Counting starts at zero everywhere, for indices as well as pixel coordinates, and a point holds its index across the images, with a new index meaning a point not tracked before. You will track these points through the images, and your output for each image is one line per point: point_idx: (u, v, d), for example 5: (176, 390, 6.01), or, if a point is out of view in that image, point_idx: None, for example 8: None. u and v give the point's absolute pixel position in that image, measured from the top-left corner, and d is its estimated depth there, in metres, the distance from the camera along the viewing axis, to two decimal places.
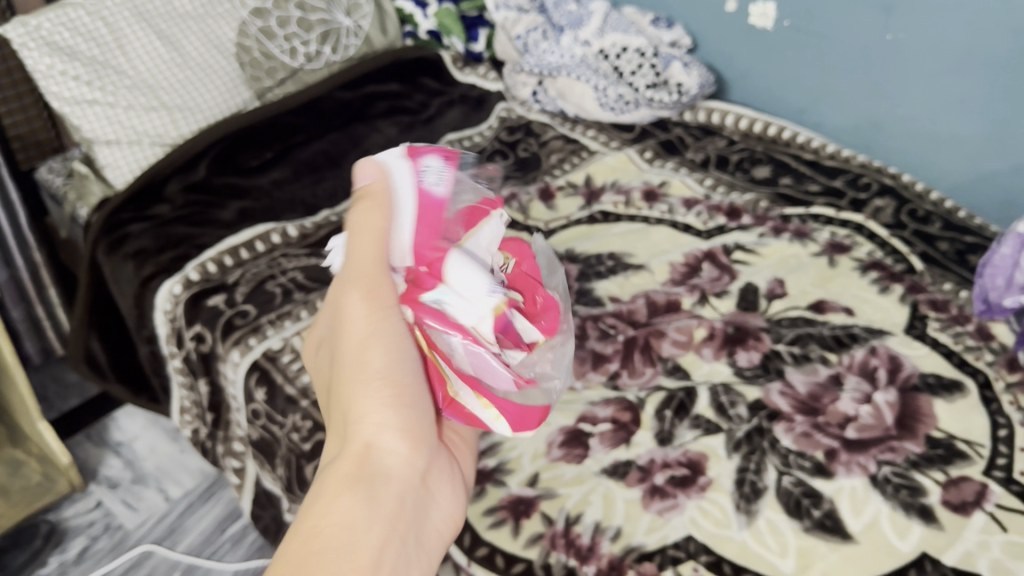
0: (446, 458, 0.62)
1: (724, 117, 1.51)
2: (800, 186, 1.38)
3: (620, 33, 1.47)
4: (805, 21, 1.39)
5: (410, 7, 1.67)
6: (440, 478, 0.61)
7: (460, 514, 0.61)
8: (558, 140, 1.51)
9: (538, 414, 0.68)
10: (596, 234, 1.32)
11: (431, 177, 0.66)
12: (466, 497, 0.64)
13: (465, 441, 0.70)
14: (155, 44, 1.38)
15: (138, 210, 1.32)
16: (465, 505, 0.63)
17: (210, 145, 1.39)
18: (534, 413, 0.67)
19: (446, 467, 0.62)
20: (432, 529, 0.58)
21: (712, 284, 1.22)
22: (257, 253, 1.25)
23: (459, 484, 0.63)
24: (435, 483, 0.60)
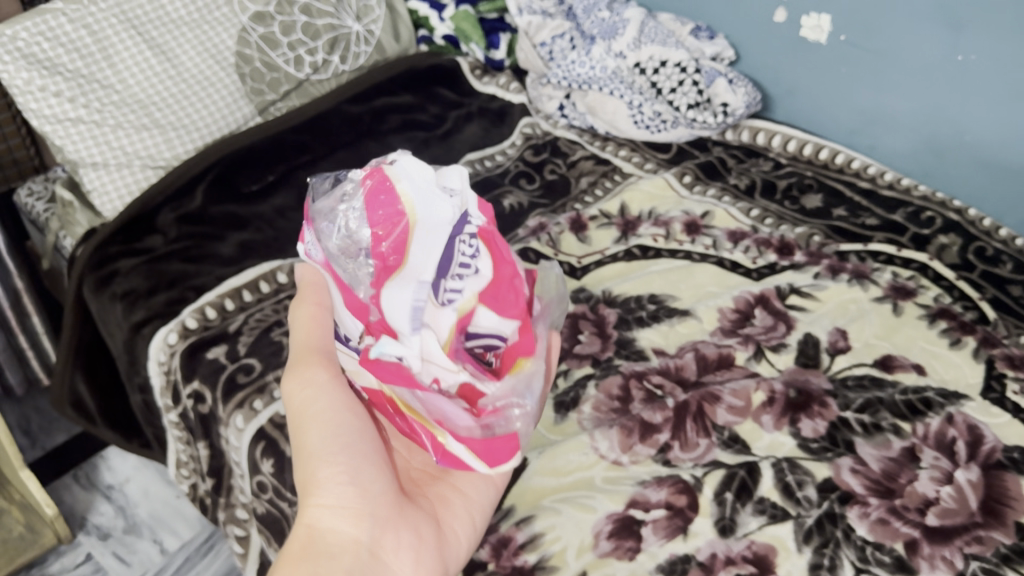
0: (404, 527, 0.75)
1: (771, 137, 1.39)
2: (856, 219, 1.26)
3: (659, 46, 1.33)
4: (861, 36, 1.26)
5: (425, 9, 1.53)
6: (390, 547, 0.74)
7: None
8: (588, 161, 1.38)
9: (504, 446, 0.78)
10: (636, 272, 1.20)
11: (336, 233, 0.80)
12: (430, 562, 0.76)
13: (465, 499, 0.83)
14: (144, 52, 1.24)
15: (127, 242, 1.19)
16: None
17: (206, 169, 1.26)
18: (498, 446, 0.78)
19: (403, 535, 0.75)
20: None
21: (766, 335, 1.10)
22: (262, 295, 1.13)
23: (424, 546, 0.76)
24: (386, 553, 0.73)
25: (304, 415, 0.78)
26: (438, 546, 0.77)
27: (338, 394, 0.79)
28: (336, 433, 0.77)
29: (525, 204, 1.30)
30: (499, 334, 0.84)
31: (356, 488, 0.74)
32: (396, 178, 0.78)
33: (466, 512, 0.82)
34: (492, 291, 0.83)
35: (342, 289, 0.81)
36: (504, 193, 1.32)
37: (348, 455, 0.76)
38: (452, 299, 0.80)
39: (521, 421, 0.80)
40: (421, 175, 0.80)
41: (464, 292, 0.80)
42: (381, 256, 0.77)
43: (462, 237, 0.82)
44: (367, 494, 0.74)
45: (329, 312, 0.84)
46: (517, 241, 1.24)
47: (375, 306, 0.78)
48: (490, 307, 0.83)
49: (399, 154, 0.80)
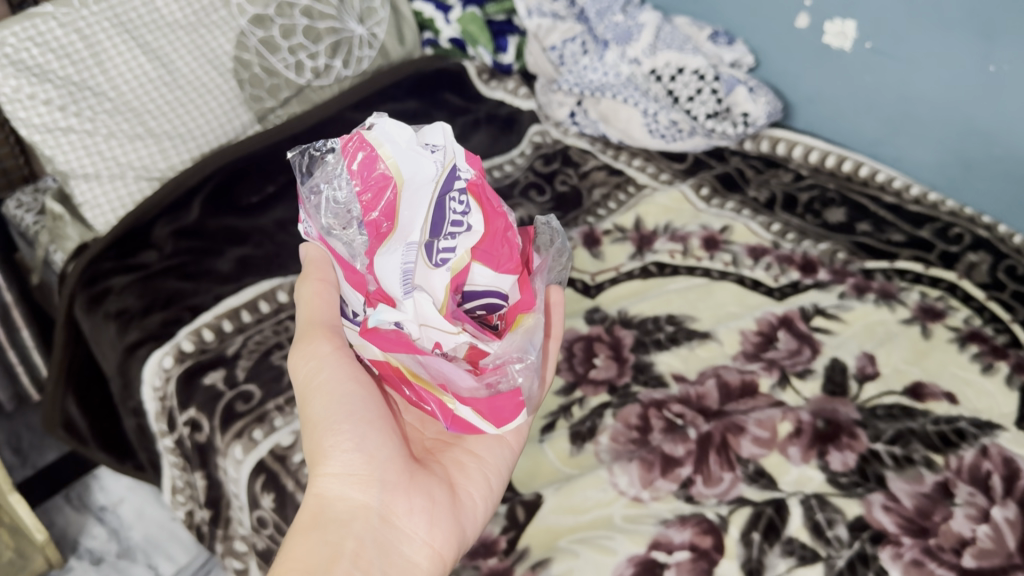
0: (416, 492, 0.72)
1: (792, 148, 1.34)
2: (881, 234, 1.21)
3: (675, 52, 1.29)
4: (888, 43, 1.21)
5: (431, 10, 1.46)
6: (403, 512, 0.71)
7: (443, 546, 0.72)
8: (600, 171, 1.33)
9: (510, 403, 0.72)
10: (652, 291, 1.15)
11: (326, 214, 0.76)
12: (445, 525, 0.72)
13: (480, 460, 0.79)
14: (138, 58, 1.18)
15: (121, 258, 1.14)
16: (451, 538, 0.72)
17: (204, 180, 1.21)
18: (503, 403, 0.72)
19: (415, 500, 0.72)
20: (396, 555, 0.69)
21: (791, 360, 1.05)
22: (261, 315, 1.08)
23: (438, 510, 0.73)
24: (398, 518, 0.71)
25: (308, 385, 0.74)
26: (453, 508, 0.74)
27: (342, 365, 0.73)
28: (341, 400, 0.72)
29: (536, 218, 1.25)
30: (498, 290, 0.79)
31: (362, 455, 0.71)
32: (378, 146, 0.72)
33: (482, 475, 0.78)
34: (485, 245, 0.77)
35: (341, 267, 0.77)
36: (515, 205, 1.26)
37: (353, 422, 0.72)
38: (444, 259, 0.75)
39: (523, 376, 0.74)
40: (401, 135, 0.74)
41: (457, 251, 0.76)
42: (372, 223, 0.73)
43: (451, 194, 0.75)
44: (375, 459, 0.71)
45: (335, 289, 0.78)
46: None
47: (371, 275, 0.75)
48: (484, 263, 0.77)
49: (378, 115, 0.73)
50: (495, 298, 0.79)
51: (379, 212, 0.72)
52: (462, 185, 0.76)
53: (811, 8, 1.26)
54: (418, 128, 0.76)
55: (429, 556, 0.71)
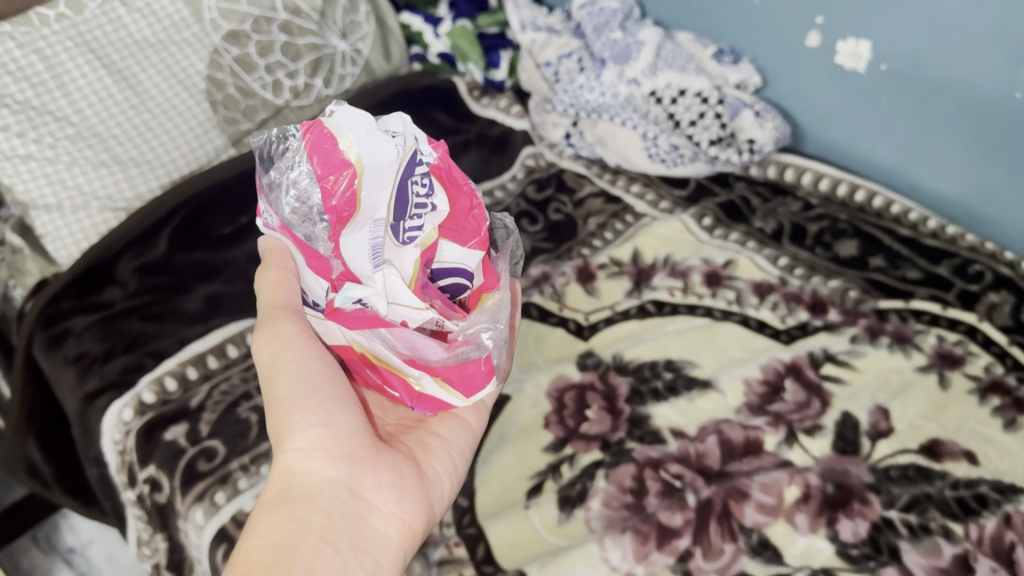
0: (383, 467, 0.72)
1: (801, 174, 1.26)
2: (895, 271, 1.14)
3: (677, 73, 1.21)
4: (906, 66, 1.13)
5: (418, 23, 1.40)
6: (370, 486, 0.71)
7: (411, 518, 0.73)
8: (597, 198, 1.25)
9: (479, 372, 0.76)
10: (650, 333, 1.07)
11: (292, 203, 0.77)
12: (413, 498, 0.73)
13: (443, 440, 0.80)
14: (103, 78, 1.11)
15: (82, 296, 1.06)
16: (419, 511, 0.73)
17: (173, 210, 1.13)
18: (472, 373, 0.76)
19: (382, 474, 0.72)
20: (366, 528, 0.70)
21: (798, 415, 0.98)
22: (229, 361, 1.01)
23: (404, 484, 0.73)
24: (365, 492, 0.71)
25: (274, 365, 0.74)
26: (420, 482, 0.75)
27: (308, 346, 0.74)
28: (307, 376, 0.73)
29: (527, 250, 1.17)
30: (465, 268, 0.81)
31: (328, 430, 0.70)
32: (338, 134, 0.73)
33: (447, 454, 0.79)
34: (451, 224, 0.80)
35: (307, 252, 0.78)
36: None
37: (320, 398, 0.72)
38: (411, 237, 0.76)
39: (492, 344, 0.78)
40: (362, 122, 0.74)
41: (425, 228, 0.76)
42: (334, 208, 0.73)
43: (414, 178, 0.77)
44: (341, 434, 0.71)
45: (296, 276, 0.81)
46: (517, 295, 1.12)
47: (337, 258, 0.75)
48: (452, 240, 0.80)
49: (340, 105, 0.74)
50: (461, 278, 0.82)
51: (339, 197, 0.73)
52: (425, 170, 0.78)
53: (823, 27, 1.18)
54: (379, 117, 0.77)
55: (397, 528, 0.72)
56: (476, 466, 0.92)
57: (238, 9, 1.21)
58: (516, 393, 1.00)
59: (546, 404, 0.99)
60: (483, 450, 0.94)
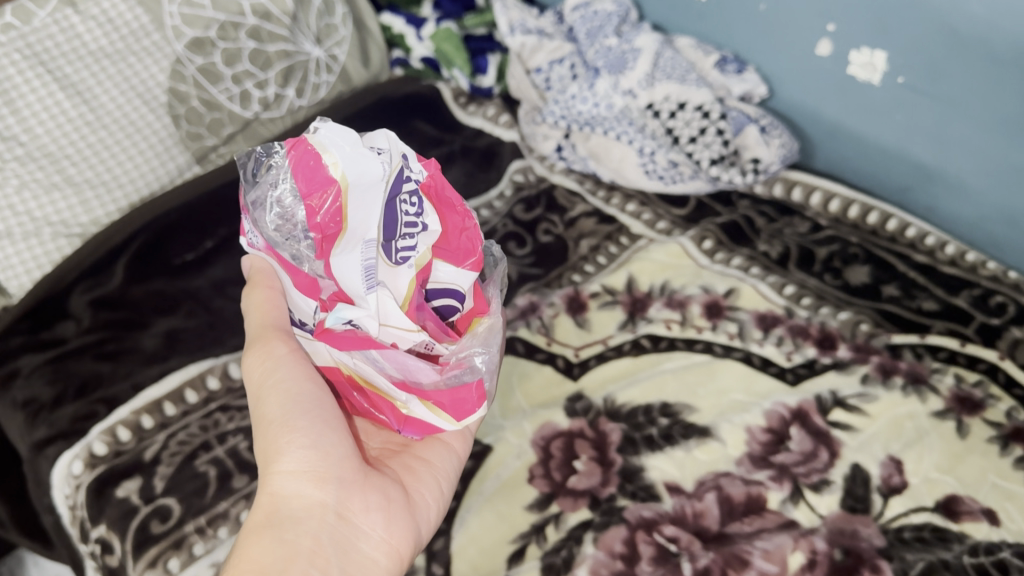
0: (372, 490, 0.70)
1: (810, 193, 1.17)
2: (910, 301, 1.06)
3: (676, 84, 1.12)
4: (926, 80, 1.04)
5: (400, 25, 1.32)
6: (359, 509, 0.69)
7: (399, 542, 0.71)
8: (589, 218, 1.17)
9: (471, 395, 0.76)
10: (645, 372, 0.99)
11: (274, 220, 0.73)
12: (400, 523, 0.72)
13: (430, 465, 0.79)
14: (55, 93, 1.01)
15: (32, 333, 0.98)
16: (407, 536, 0.72)
17: (131, 237, 1.05)
18: (464, 396, 0.76)
19: (371, 497, 0.70)
20: (355, 552, 0.67)
21: (804, 468, 0.90)
22: (188, 407, 0.93)
23: (392, 509, 0.71)
24: (354, 516, 0.69)
25: (263, 387, 0.72)
26: (407, 506, 0.73)
27: (299, 367, 0.72)
28: (297, 398, 0.70)
29: (513, 277, 1.09)
30: (458, 289, 0.80)
31: (317, 452, 0.68)
32: (322, 150, 0.68)
33: (434, 479, 0.78)
34: (444, 244, 0.78)
35: (294, 270, 0.76)
36: None
37: (310, 420, 0.70)
38: (405, 257, 0.74)
39: (484, 367, 0.78)
40: (346, 138, 0.69)
41: (418, 249, 0.75)
42: (317, 226, 0.70)
43: (402, 197, 0.73)
44: (330, 456, 0.69)
45: (282, 296, 0.78)
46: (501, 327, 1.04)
47: (328, 277, 0.74)
48: (447, 260, 0.79)
49: (320, 120, 0.69)
50: (454, 299, 0.82)
51: (323, 215, 0.69)
52: (412, 187, 0.74)
53: (835, 35, 1.08)
54: (363, 132, 0.72)
55: (385, 552, 0.70)
56: (453, 527, 0.84)
57: (202, 14, 1.11)
58: (497, 442, 0.92)
59: (531, 455, 0.91)
60: (461, 508, 0.86)
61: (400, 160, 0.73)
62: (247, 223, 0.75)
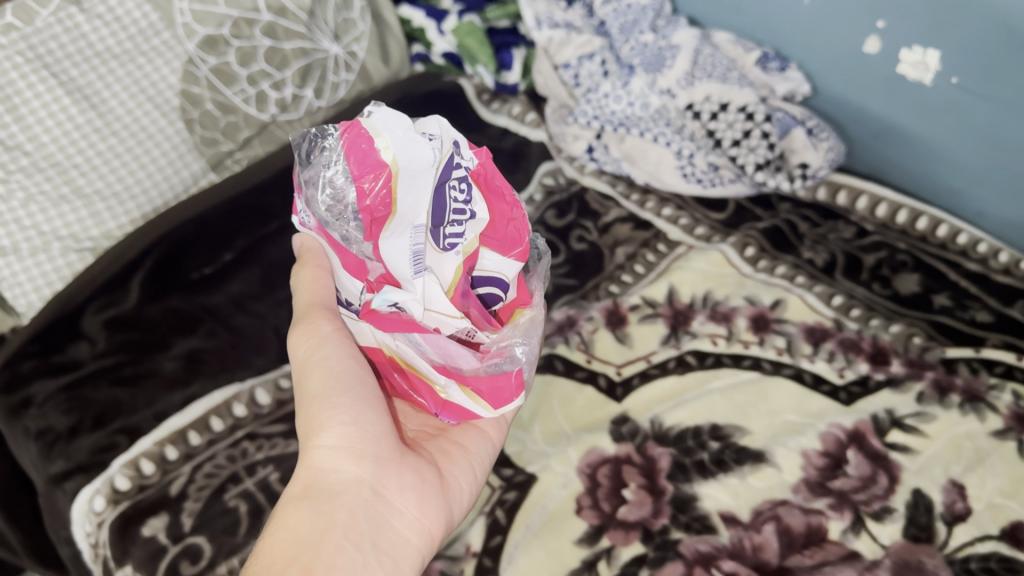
0: (408, 469, 0.67)
1: (855, 197, 1.13)
2: (964, 312, 1.01)
3: (717, 83, 1.07)
4: (981, 82, 0.98)
5: (421, 19, 1.25)
6: (394, 487, 0.66)
7: (432, 523, 0.67)
8: (625, 224, 1.12)
9: (510, 383, 0.70)
10: (692, 392, 0.95)
11: (325, 202, 0.68)
12: (435, 504, 0.68)
13: (465, 448, 0.74)
14: (61, 98, 0.94)
15: (45, 356, 0.92)
16: (440, 517, 0.68)
17: (144, 252, 0.99)
18: (503, 384, 0.70)
19: (406, 476, 0.67)
20: (388, 532, 0.64)
21: (864, 495, 0.86)
22: (213, 436, 0.88)
23: (427, 489, 0.68)
24: (389, 494, 0.66)
25: (306, 361, 0.68)
26: (442, 487, 0.69)
27: (344, 344, 0.68)
28: (340, 374, 0.66)
29: (548, 289, 1.05)
30: (503, 278, 0.73)
31: (357, 430, 0.65)
32: (374, 132, 0.63)
33: (468, 463, 0.73)
34: (491, 231, 0.72)
35: (342, 252, 0.70)
36: None
37: (352, 397, 0.65)
38: (453, 243, 0.68)
39: (525, 358, 0.71)
40: (397, 122, 0.64)
41: (466, 235, 0.69)
42: (365, 209, 0.64)
43: (450, 182, 0.67)
44: (369, 433, 0.65)
45: (331, 275, 0.73)
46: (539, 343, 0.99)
47: (377, 262, 0.68)
48: (493, 249, 0.72)
49: (374, 102, 0.64)
50: (497, 287, 0.74)
51: (371, 196, 0.63)
52: (462, 174, 0.68)
53: (885, 32, 1.03)
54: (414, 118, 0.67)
55: (418, 532, 0.66)
56: (500, 564, 0.80)
57: (215, 11, 1.04)
58: (542, 470, 0.87)
59: (578, 484, 0.86)
60: (508, 543, 0.81)
61: (451, 148, 0.68)
62: (298, 202, 0.70)
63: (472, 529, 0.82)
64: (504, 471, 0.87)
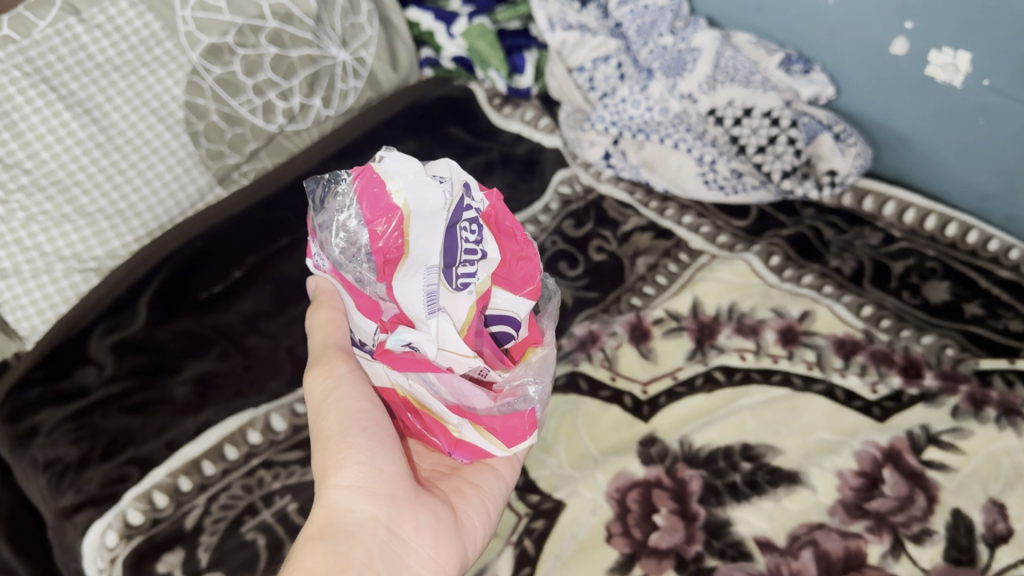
0: (424, 508, 0.63)
1: (882, 203, 1.10)
2: (997, 322, 0.99)
3: (740, 88, 1.06)
4: (1014, 85, 0.95)
5: (429, 21, 1.22)
6: (411, 527, 0.62)
7: (448, 565, 0.64)
8: (644, 232, 1.09)
9: (524, 422, 0.66)
10: (722, 410, 0.92)
11: (339, 243, 0.65)
12: (451, 544, 0.65)
13: (477, 488, 0.70)
14: (60, 111, 0.91)
15: (51, 383, 0.89)
16: (455, 558, 0.65)
17: (151, 272, 0.96)
18: (517, 423, 0.66)
19: (422, 516, 0.63)
20: (404, 573, 0.61)
21: (902, 516, 0.83)
22: (228, 466, 0.84)
23: (443, 529, 0.64)
24: (405, 533, 0.62)
25: (321, 405, 0.65)
26: (456, 528, 0.66)
27: (360, 385, 0.66)
28: (356, 413, 0.64)
29: (569, 302, 1.02)
30: (515, 317, 0.70)
31: (373, 468, 0.62)
32: (385, 177, 0.61)
33: (481, 501, 0.69)
34: (503, 269, 0.69)
35: (354, 294, 0.67)
36: None
37: (368, 436, 0.63)
38: (466, 282, 0.66)
39: (539, 398, 0.68)
40: (409, 165, 0.62)
41: (479, 275, 0.66)
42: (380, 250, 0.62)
43: (461, 224, 0.65)
44: (385, 471, 0.62)
45: (345, 316, 0.70)
46: (561, 359, 0.97)
47: (390, 301, 0.65)
48: (505, 288, 0.69)
49: (386, 146, 0.62)
50: (509, 326, 0.71)
51: (385, 238, 0.61)
52: (474, 215, 0.65)
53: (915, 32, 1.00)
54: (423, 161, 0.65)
55: (434, 575, 0.63)
56: None
57: (219, 18, 1.01)
58: (570, 496, 0.84)
59: (607, 510, 0.83)
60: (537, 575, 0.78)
61: (461, 189, 0.65)
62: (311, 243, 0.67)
63: (501, 561, 0.79)
64: (531, 497, 0.85)
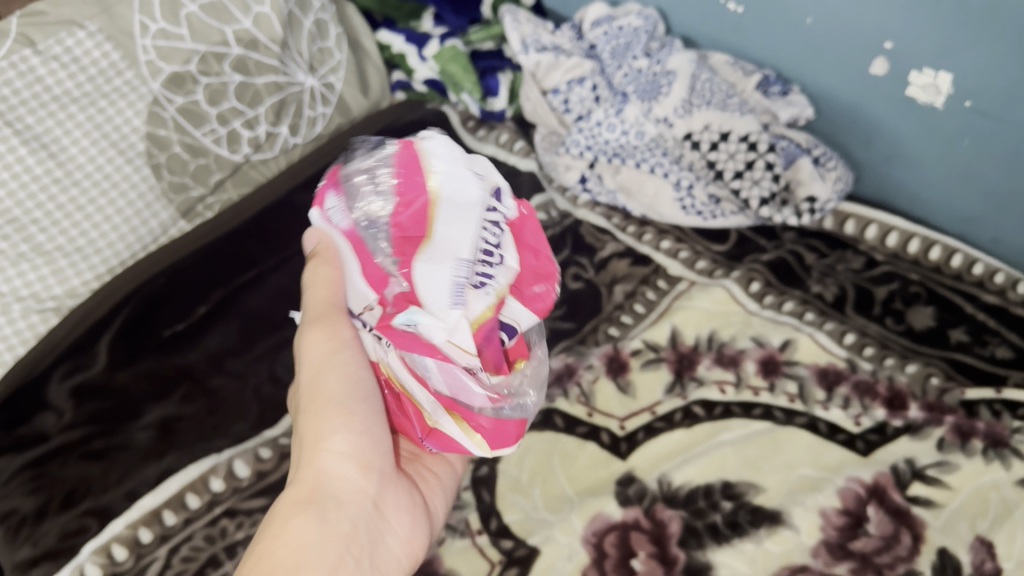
0: (400, 487, 0.66)
1: (863, 226, 1.08)
2: (982, 349, 0.96)
3: (717, 111, 1.03)
4: (997, 106, 0.93)
5: (401, 44, 1.20)
6: (391, 504, 0.64)
7: (418, 544, 0.67)
8: (622, 259, 1.06)
9: (513, 430, 0.64)
10: (701, 446, 0.89)
11: (365, 204, 0.63)
12: (422, 527, 0.68)
13: (438, 475, 0.74)
14: (16, 148, 0.86)
15: (8, 429, 0.85)
16: (423, 539, 0.68)
17: (113, 310, 0.93)
18: (506, 430, 0.64)
19: (400, 492, 0.66)
20: (382, 551, 0.63)
21: (887, 557, 0.80)
22: (190, 516, 0.82)
23: (416, 509, 0.67)
24: (386, 509, 0.64)
25: (322, 364, 0.63)
26: (425, 511, 0.69)
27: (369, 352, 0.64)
28: (358, 381, 0.62)
29: (544, 335, 0.99)
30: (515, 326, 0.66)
31: (369, 440, 0.62)
32: (427, 158, 0.65)
33: (442, 491, 0.73)
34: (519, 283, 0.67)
35: (361, 256, 0.62)
36: None
37: (370, 404, 0.62)
38: (484, 281, 0.62)
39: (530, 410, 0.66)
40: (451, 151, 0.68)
41: (496, 278, 0.63)
42: (404, 227, 0.61)
43: (489, 224, 0.65)
44: (378, 444, 0.63)
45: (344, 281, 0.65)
46: (536, 395, 0.94)
47: (400, 278, 0.61)
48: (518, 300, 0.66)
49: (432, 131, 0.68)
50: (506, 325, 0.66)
51: (406, 209, 0.62)
52: (501, 220, 0.67)
53: (925, 28, 0.93)
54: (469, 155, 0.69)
55: (405, 552, 0.65)
56: None
57: (181, 46, 0.98)
58: (545, 542, 0.82)
59: (584, 555, 0.80)
60: None
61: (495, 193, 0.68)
62: (336, 197, 0.64)
63: None
64: (504, 543, 0.82)
